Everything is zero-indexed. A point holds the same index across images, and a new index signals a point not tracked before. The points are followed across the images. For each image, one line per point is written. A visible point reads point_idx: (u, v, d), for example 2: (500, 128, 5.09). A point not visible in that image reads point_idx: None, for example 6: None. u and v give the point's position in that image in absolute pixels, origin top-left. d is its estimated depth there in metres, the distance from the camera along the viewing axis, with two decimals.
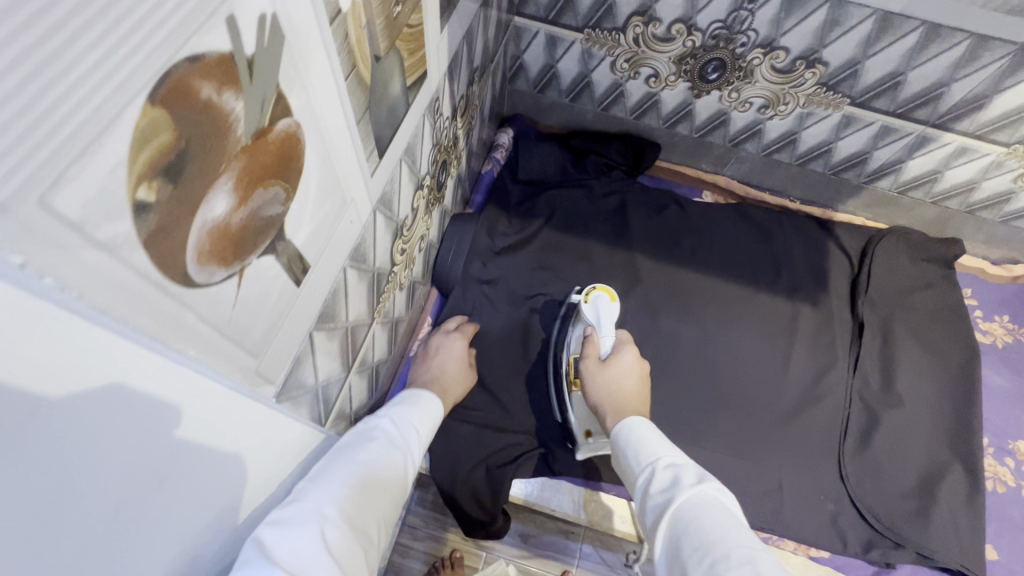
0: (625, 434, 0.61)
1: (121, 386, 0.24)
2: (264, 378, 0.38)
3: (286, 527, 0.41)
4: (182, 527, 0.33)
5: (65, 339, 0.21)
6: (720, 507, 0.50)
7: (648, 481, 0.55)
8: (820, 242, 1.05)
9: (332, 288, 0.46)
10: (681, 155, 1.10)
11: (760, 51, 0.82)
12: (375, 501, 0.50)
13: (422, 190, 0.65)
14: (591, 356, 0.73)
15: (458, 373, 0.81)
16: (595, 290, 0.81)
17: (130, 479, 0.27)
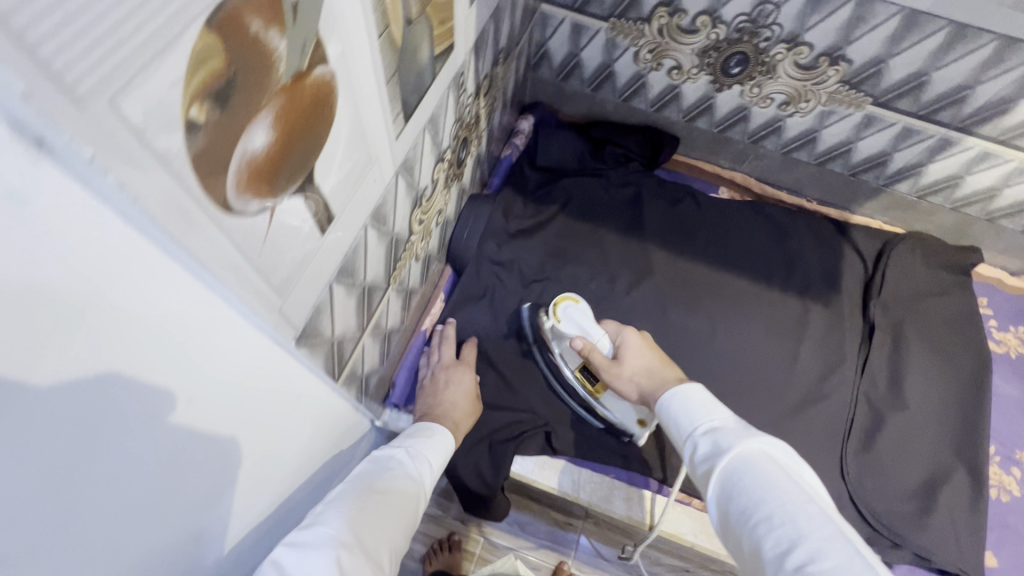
0: (666, 407, 0.63)
1: (158, 298, 0.27)
2: (286, 320, 0.40)
3: (301, 554, 0.44)
4: (200, 448, 0.36)
5: (115, 240, 0.23)
6: (766, 462, 0.51)
7: (692, 449, 0.57)
8: (835, 243, 1.05)
9: (353, 244, 0.48)
10: (700, 150, 1.11)
11: (783, 47, 0.83)
12: (387, 531, 0.52)
13: (442, 163, 0.67)
14: (602, 363, 0.74)
15: (470, 410, 0.79)
16: (559, 303, 0.83)
17: (158, 390, 0.30)
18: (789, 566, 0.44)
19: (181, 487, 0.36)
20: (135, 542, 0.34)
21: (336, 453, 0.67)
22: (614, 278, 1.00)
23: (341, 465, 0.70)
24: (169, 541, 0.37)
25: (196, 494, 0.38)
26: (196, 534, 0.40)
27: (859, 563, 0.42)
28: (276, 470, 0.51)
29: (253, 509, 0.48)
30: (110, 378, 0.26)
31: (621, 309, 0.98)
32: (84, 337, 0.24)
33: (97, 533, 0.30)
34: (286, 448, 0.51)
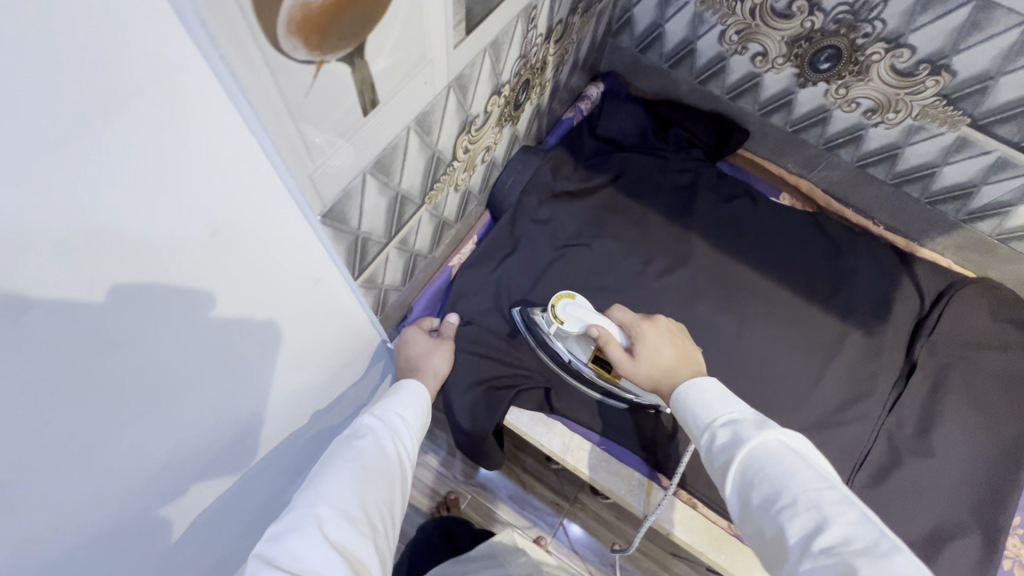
0: (682, 400, 0.64)
1: (196, 112, 0.30)
2: (314, 192, 0.43)
3: (285, 541, 0.45)
4: (215, 291, 0.39)
5: (164, 33, 0.26)
6: (783, 450, 0.52)
7: (709, 440, 0.58)
8: (894, 272, 0.98)
9: (392, 142, 0.49)
10: (770, 149, 1.06)
11: (882, 46, 0.77)
12: (372, 489, 0.54)
13: (498, 97, 0.67)
14: (619, 357, 0.72)
15: (428, 348, 0.80)
16: (557, 302, 0.78)
17: (197, 216, 0.34)
18: (815, 551, 0.44)
19: (211, 329, 0.41)
20: (167, 364, 0.38)
21: (348, 361, 0.71)
22: (650, 259, 0.98)
23: (350, 370, 0.73)
24: (196, 381, 0.42)
25: (222, 344, 0.43)
26: (218, 386, 0.45)
27: (887, 542, 0.43)
28: (293, 351, 0.55)
29: (265, 384, 0.52)
30: (159, 185, 0.31)
31: (651, 291, 0.95)
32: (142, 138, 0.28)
33: (135, 336, 0.35)
34: (304, 334, 0.55)
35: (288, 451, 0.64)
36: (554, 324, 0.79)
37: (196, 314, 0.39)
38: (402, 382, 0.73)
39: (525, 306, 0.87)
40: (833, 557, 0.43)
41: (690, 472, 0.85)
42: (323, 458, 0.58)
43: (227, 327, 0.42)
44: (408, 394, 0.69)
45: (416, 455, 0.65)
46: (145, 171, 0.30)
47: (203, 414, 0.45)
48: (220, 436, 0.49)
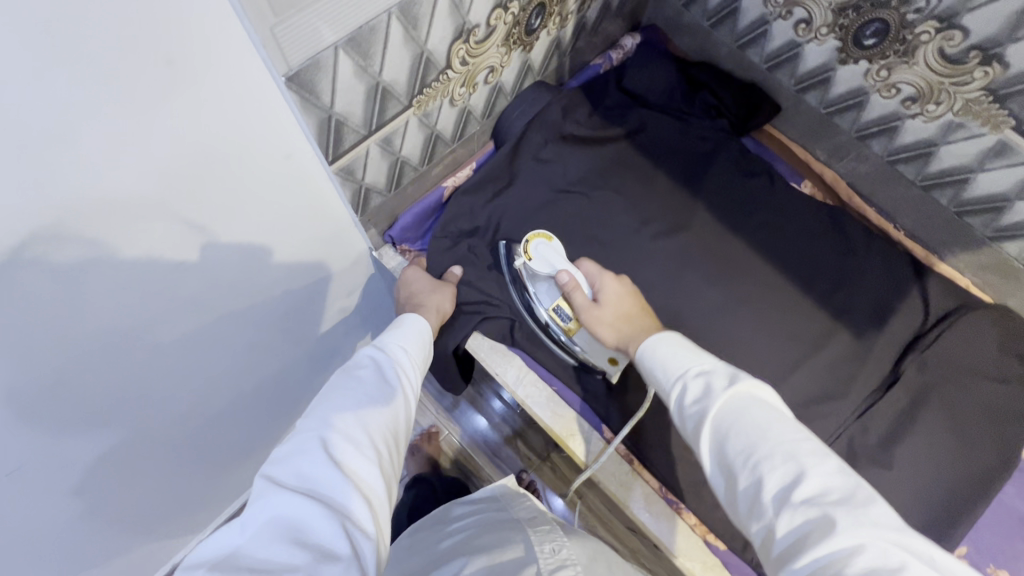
0: (645, 360, 0.63)
1: None
2: (279, 50, 0.45)
3: (287, 463, 0.50)
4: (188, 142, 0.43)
5: None
6: (758, 405, 0.52)
7: (680, 391, 0.57)
8: (905, 281, 0.93)
9: (370, 23, 0.50)
10: (801, 129, 1.00)
11: (932, 25, 0.71)
12: (378, 413, 0.58)
13: (504, 13, 0.67)
14: (584, 302, 0.75)
15: (429, 287, 0.82)
16: (531, 239, 0.84)
17: (168, 59, 0.38)
18: (798, 500, 0.45)
19: (191, 178, 0.45)
20: (145, 199, 0.43)
21: (332, 265, 0.73)
22: (646, 220, 0.96)
23: (332, 270, 0.74)
24: (167, 215, 0.45)
25: (205, 197, 0.47)
26: (186, 235, 0.48)
27: (861, 492, 0.45)
28: (268, 226, 0.56)
29: (243, 252, 0.55)
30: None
31: (640, 251, 0.94)
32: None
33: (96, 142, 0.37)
34: (281, 216, 0.57)
35: (256, 331, 0.67)
36: (522, 260, 0.83)
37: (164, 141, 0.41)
38: (406, 316, 0.74)
39: (511, 244, 0.88)
40: (813, 508, 0.44)
41: (637, 429, 0.86)
42: (326, 387, 0.61)
43: (209, 180, 0.47)
44: (410, 328, 0.71)
45: (421, 385, 0.67)
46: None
47: (171, 259, 0.48)
48: (197, 298, 0.54)
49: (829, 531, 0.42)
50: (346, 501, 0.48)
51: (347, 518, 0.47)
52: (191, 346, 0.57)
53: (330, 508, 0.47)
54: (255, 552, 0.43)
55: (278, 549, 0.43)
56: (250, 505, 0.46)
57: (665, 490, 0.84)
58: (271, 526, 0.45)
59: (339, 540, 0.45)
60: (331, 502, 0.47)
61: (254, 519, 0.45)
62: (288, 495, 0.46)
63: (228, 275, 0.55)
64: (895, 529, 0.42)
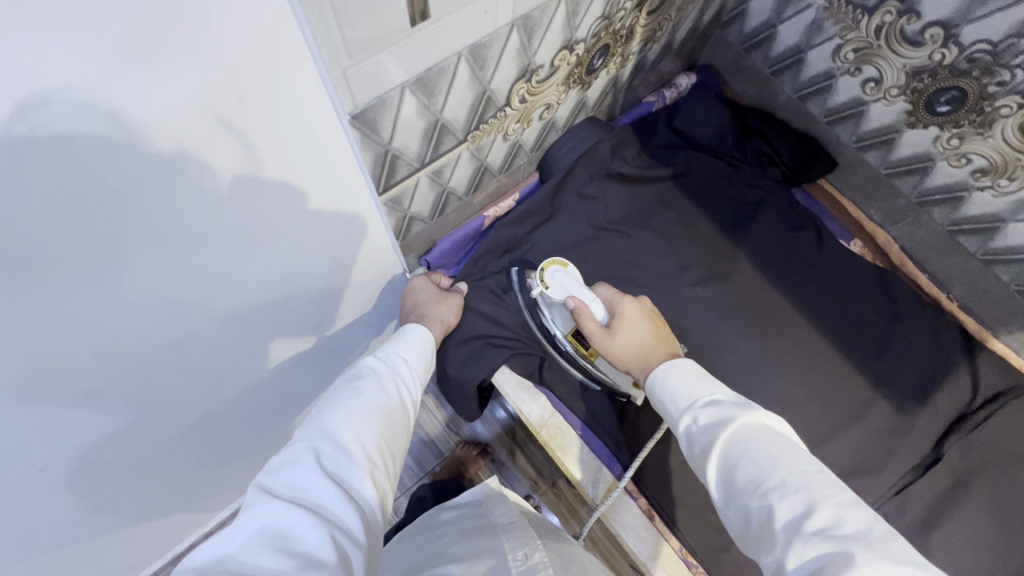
0: (657, 386, 0.59)
1: None
2: (348, 88, 0.44)
3: (282, 470, 0.47)
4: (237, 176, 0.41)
5: None
6: (769, 434, 0.47)
7: (690, 423, 0.53)
8: (953, 356, 0.89)
9: (440, 64, 0.49)
10: (856, 187, 0.97)
11: (1015, 100, 0.67)
12: (378, 426, 0.54)
13: (569, 53, 0.65)
14: (598, 337, 0.68)
15: (435, 298, 0.79)
16: (544, 268, 0.76)
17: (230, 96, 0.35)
18: (807, 531, 0.40)
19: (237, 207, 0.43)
20: (191, 228, 0.42)
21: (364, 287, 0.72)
22: (687, 265, 0.93)
23: (361, 287, 0.72)
24: (203, 236, 0.43)
25: (247, 222, 0.45)
26: (224, 259, 0.47)
27: (880, 527, 0.39)
28: (299, 248, 0.54)
29: (274, 273, 0.54)
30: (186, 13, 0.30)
31: (678, 298, 0.91)
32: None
33: (137, 166, 0.35)
34: (315, 237, 0.54)
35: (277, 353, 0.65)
36: (538, 290, 0.77)
37: (210, 161, 0.38)
38: (409, 326, 0.72)
39: (522, 268, 0.86)
40: (824, 539, 0.39)
41: (659, 483, 0.83)
42: (325, 395, 0.58)
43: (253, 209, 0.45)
44: (412, 338, 0.69)
45: (420, 398, 0.64)
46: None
47: (205, 282, 0.47)
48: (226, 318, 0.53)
49: (842, 563, 0.36)
50: (337, 512, 0.45)
51: (337, 526, 0.44)
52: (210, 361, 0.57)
53: (320, 517, 0.43)
54: (238, 560, 0.39)
55: (265, 556, 0.40)
56: (241, 513, 0.43)
57: (684, 551, 0.81)
58: (261, 534, 0.41)
59: (327, 550, 0.42)
60: (324, 511, 0.44)
61: (243, 527, 0.42)
62: (280, 503, 0.43)
63: (251, 289, 0.53)
64: (917, 567, 0.36)
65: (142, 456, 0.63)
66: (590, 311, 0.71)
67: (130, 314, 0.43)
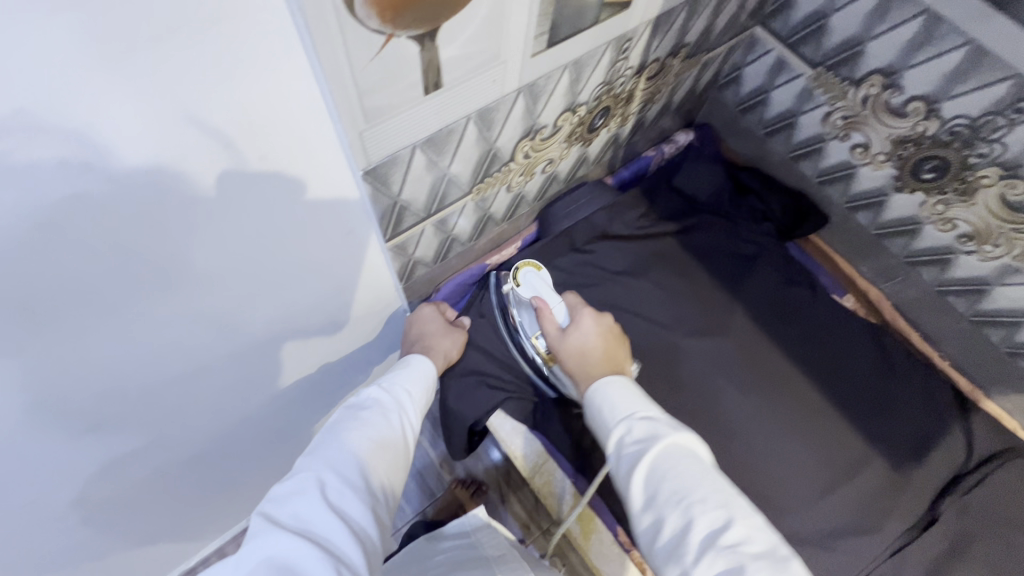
0: (596, 396, 0.57)
1: (258, 61, 0.33)
2: (363, 148, 0.47)
3: (287, 500, 0.47)
4: (251, 225, 0.44)
5: (247, 16, 0.30)
6: (697, 455, 0.48)
7: (624, 433, 0.51)
8: (947, 415, 0.89)
9: (450, 126, 0.52)
10: (848, 245, 1.00)
11: (995, 171, 0.70)
12: (379, 459, 0.55)
13: (571, 115, 0.69)
14: (553, 335, 0.69)
15: (438, 330, 0.80)
16: (521, 266, 0.79)
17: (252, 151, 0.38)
18: (722, 546, 0.42)
19: (248, 251, 0.46)
20: (204, 273, 0.44)
21: (364, 326, 0.73)
22: (683, 315, 0.95)
23: (361, 327, 0.74)
24: (213, 281, 0.45)
25: (255, 265, 0.48)
26: (230, 301, 0.49)
27: (779, 546, 0.43)
28: (305, 292, 0.56)
29: (279, 314, 0.56)
30: (211, 85, 0.32)
31: (673, 347, 0.93)
32: (213, 39, 0.30)
33: (163, 216, 0.37)
34: (321, 281, 0.57)
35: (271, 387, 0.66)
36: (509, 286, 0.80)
37: (229, 211, 0.41)
38: (413, 356, 0.72)
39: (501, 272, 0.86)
40: (736, 554, 0.41)
41: None
42: (327, 424, 0.58)
43: (261, 256, 0.47)
44: (416, 369, 0.69)
45: (420, 429, 0.64)
46: (207, 72, 0.31)
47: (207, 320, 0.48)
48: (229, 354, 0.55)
49: None
50: (341, 544, 0.44)
51: (341, 561, 0.43)
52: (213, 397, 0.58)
53: (326, 551, 0.43)
54: None
55: None
56: (245, 542, 0.44)
57: None
58: (266, 564, 0.41)
59: None
60: (327, 544, 0.44)
61: (247, 557, 0.42)
62: (285, 533, 0.43)
63: (257, 330, 0.55)
64: None
65: (137, 488, 0.63)
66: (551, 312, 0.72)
67: (141, 351, 0.45)
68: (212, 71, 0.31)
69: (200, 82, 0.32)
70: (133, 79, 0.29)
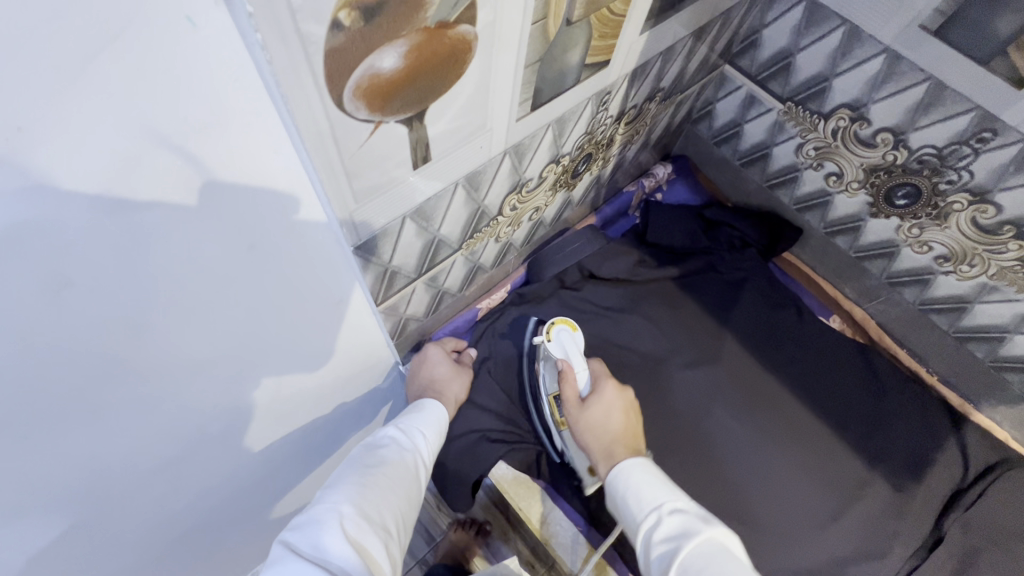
0: (616, 487, 0.57)
1: (244, 155, 0.33)
2: (352, 225, 0.46)
3: (308, 528, 0.45)
4: (238, 311, 0.43)
5: (232, 116, 0.30)
6: (727, 554, 0.48)
7: (653, 529, 0.51)
8: (942, 431, 0.90)
9: (439, 193, 0.52)
10: (829, 267, 1.03)
11: (965, 197, 0.72)
12: (396, 500, 0.52)
13: (556, 165, 0.69)
14: (570, 400, 0.67)
15: (447, 373, 0.79)
16: (556, 323, 0.76)
17: (244, 236, 0.37)
18: None
19: (235, 336, 0.44)
20: (189, 365, 0.42)
21: (357, 389, 0.71)
22: (677, 347, 0.95)
23: (355, 389, 0.72)
24: (198, 371, 0.44)
25: (243, 350, 0.46)
26: (213, 389, 0.47)
27: None
28: (300, 367, 0.55)
29: (268, 391, 0.54)
30: (198, 184, 0.32)
31: (670, 382, 0.92)
32: (199, 141, 0.30)
33: (148, 312, 0.36)
34: (316, 354, 0.56)
35: (263, 460, 0.63)
36: (540, 338, 0.76)
37: (217, 300, 0.40)
38: (427, 402, 0.69)
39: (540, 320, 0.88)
40: None
41: None
42: (345, 460, 0.56)
43: (250, 340, 0.46)
44: (432, 413, 0.67)
45: (432, 476, 0.62)
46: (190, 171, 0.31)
47: (191, 409, 0.46)
48: (216, 436, 0.52)
49: None
50: None
51: None
52: (202, 478, 0.56)
53: None
54: None
55: None
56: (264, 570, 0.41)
57: None
58: None
59: None
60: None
61: None
62: (304, 563, 0.41)
63: (248, 408, 0.53)
64: None
65: None
66: (574, 376, 0.69)
67: (120, 445, 0.43)
68: (196, 166, 0.31)
69: (185, 178, 0.31)
70: (125, 189, 0.29)
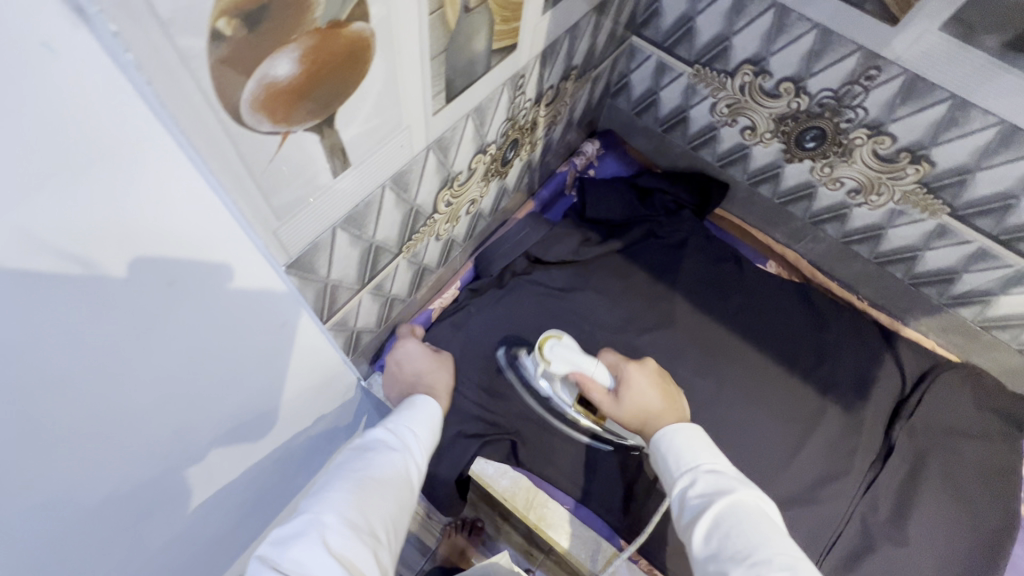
0: (657, 447, 0.59)
1: (140, 185, 0.30)
2: (279, 244, 0.44)
3: (290, 540, 0.44)
4: (170, 359, 0.39)
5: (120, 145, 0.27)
6: (760, 516, 0.49)
7: (687, 485, 0.54)
8: (879, 350, 0.97)
9: (366, 199, 0.51)
10: (758, 217, 1.09)
11: (864, 132, 0.78)
12: (384, 507, 0.51)
13: (484, 155, 0.69)
14: (602, 400, 0.68)
15: (427, 365, 0.79)
16: (543, 340, 0.72)
17: (160, 274, 0.34)
18: None
19: (172, 385, 0.41)
20: (124, 424, 0.39)
21: (319, 413, 0.69)
22: (632, 315, 0.98)
23: (316, 413, 0.70)
24: (137, 427, 0.40)
25: (183, 398, 0.43)
26: (156, 444, 0.44)
27: None
28: (250, 400, 0.52)
29: (219, 433, 0.51)
30: (94, 227, 0.29)
31: (630, 349, 0.95)
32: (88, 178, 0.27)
33: (64, 383, 0.32)
34: (268, 383, 0.53)
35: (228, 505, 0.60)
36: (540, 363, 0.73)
37: (143, 350, 0.37)
38: (419, 398, 0.66)
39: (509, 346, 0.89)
40: None
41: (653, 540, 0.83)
42: (333, 464, 0.55)
43: (189, 386, 0.43)
44: (424, 410, 0.64)
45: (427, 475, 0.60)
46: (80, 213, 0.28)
47: (136, 468, 0.43)
48: (171, 490, 0.49)
49: None
50: None
51: None
52: (164, 536, 0.53)
53: None
54: None
55: None
56: None
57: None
58: None
59: None
60: None
61: None
62: None
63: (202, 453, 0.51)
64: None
65: None
66: (593, 380, 0.69)
67: (63, 523, 0.40)
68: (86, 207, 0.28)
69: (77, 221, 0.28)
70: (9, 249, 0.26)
